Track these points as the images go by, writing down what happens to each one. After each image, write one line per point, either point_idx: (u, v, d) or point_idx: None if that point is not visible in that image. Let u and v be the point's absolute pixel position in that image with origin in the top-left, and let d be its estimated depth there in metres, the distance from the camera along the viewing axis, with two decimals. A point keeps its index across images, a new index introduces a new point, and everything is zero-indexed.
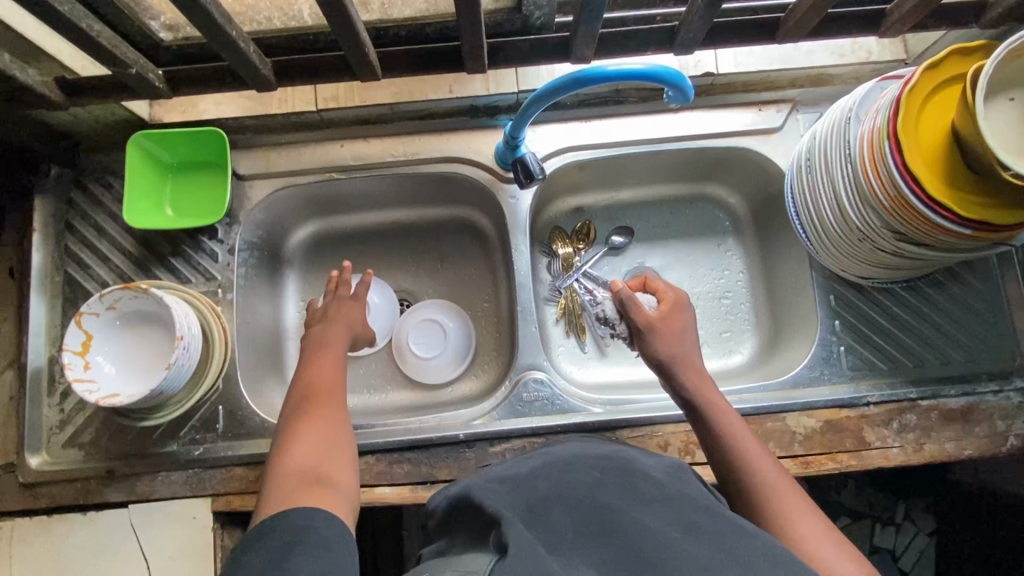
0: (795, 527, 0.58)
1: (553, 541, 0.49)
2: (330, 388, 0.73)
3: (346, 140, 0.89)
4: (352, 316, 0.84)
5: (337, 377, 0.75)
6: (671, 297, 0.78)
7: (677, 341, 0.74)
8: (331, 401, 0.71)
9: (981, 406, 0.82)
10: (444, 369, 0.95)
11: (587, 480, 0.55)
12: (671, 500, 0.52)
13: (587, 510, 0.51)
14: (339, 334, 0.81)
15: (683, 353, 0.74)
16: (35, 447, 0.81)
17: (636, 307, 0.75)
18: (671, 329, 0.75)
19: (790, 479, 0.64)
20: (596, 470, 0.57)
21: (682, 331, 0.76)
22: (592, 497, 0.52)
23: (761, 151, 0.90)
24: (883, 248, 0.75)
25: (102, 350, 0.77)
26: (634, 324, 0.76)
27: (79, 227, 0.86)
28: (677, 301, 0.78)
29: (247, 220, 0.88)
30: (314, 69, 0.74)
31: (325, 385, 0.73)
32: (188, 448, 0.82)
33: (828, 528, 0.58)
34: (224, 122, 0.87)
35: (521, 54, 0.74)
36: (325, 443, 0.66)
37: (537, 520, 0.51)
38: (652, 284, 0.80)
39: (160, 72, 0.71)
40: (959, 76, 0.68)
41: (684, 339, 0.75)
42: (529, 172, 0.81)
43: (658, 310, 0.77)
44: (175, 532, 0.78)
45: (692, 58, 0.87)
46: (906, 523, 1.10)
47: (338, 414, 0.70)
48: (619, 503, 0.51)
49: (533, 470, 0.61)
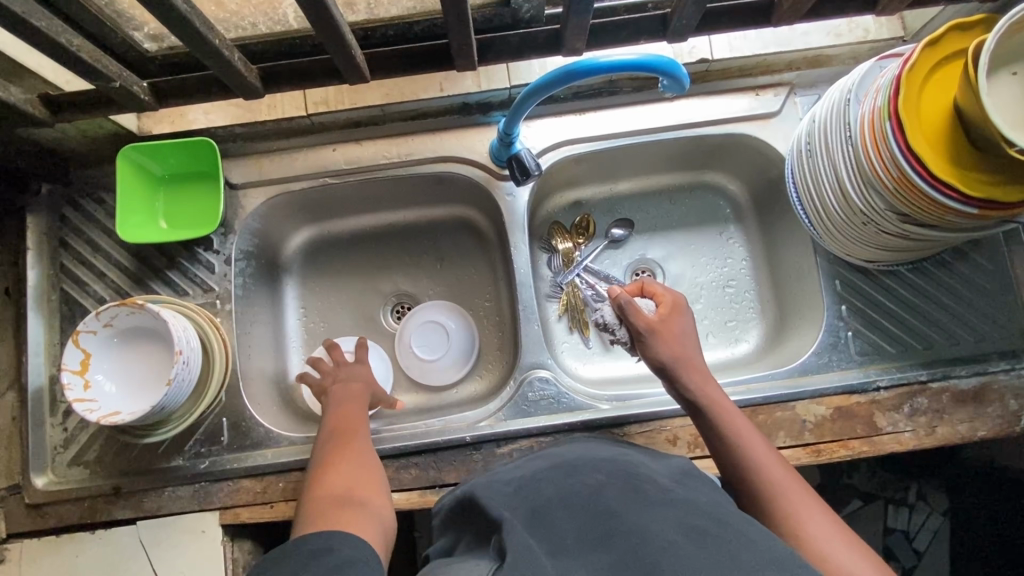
0: (810, 531, 0.57)
1: (556, 545, 0.49)
2: (355, 427, 0.74)
3: (339, 143, 0.88)
4: (367, 374, 0.85)
5: (362, 418, 0.76)
6: (672, 302, 0.76)
7: (679, 344, 0.73)
8: (355, 437, 0.72)
9: (993, 386, 0.81)
10: (449, 364, 0.94)
11: (590, 483, 0.55)
12: (675, 504, 0.51)
13: (592, 516, 0.51)
14: (361, 379, 0.83)
15: (681, 351, 0.72)
16: (41, 467, 0.81)
17: (636, 311, 0.73)
18: (672, 333, 0.73)
19: (794, 473, 0.63)
20: (599, 474, 0.57)
21: (683, 334, 0.74)
22: (596, 499, 0.52)
23: (761, 136, 0.88)
24: (888, 231, 0.74)
25: (102, 369, 0.76)
26: (635, 329, 0.73)
27: (73, 244, 0.85)
28: (677, 305, 0.76)
29: (243, 229, 0.87)
30: (302, 74, 0.72)
31: (350, 424, 0.74)
32: (194, 462, 0.81)
33: (838, 525, 0.58)
34: (214, 131, 0.86)
35: (512, 49, 0.73)
36: (357, 472, 0.66)
37: (540, 526, 0.51)
38: (650, 288, 0.77)
39: (145, 84, 0.70)
40: (960, 52, 0.66)
41: (685, 341, 0.73)
42: (525, 169, 0.80)
43: (657, 313, 0.74)
44: (185, 547, 0.78)
45: (686, 45, 0.85)
46: (919, 503, 1.09)
47: (368, 448, 0.70)
48: (624, 509, 0.51)
49: (535, 475, 0.60)
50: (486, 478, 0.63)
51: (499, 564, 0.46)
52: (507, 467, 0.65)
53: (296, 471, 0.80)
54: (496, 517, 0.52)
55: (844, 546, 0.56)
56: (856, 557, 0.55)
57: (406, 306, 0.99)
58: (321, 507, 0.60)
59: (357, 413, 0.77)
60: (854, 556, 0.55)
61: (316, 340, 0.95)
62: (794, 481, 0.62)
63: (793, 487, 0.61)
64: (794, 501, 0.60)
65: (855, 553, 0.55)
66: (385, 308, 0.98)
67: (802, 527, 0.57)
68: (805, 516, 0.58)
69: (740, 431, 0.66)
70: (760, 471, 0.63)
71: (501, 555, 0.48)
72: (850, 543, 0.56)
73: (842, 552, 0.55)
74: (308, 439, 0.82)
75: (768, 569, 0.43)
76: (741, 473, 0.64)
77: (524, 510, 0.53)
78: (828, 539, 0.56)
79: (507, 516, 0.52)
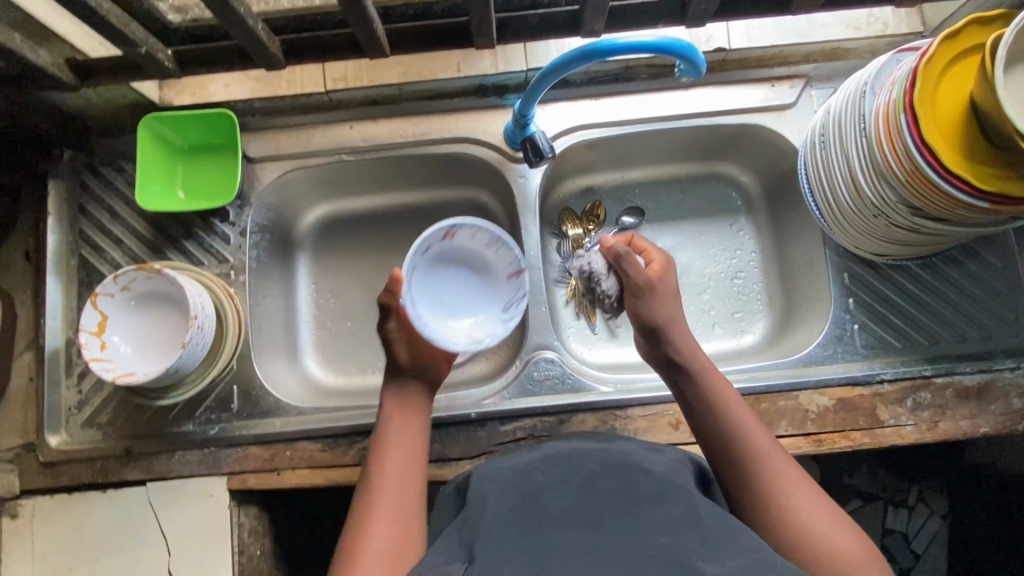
0: (794, 503, 0.58)
1: (543, 522, 0.50)
2: (404, 464, 0.66)
3: (355, 121, 0.89)
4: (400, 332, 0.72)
5: (416, 418, 0.70)
6: (663, 260, 0.74)
7: (670, 309, 0.71)
8: (405, 452, 0.66)
9: (997, 384, 0.81)
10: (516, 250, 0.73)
11: (584, 471, 0.57)
12: (663, 497, 0.52)
13: (582, 502, 0.52)
14: (416, 390, 0.71)
15: (674, 316, 0.71)
16: (55, 427, 0.83)
17: (633, 264, 0.72)
18: (665, 288, 0.72)
19: (781, 446, 0.63)
20: (594, 462, 0.58)
21: (676, 293, 0.73)
22: (587, 489, 0.54)
23: (775, 127, 0.89)
24: (898, 224, 0.74)
25: (118, 331, 0.78)
26: (633, 282, 0.72)
27: (92, 210, 0.87)
28: (668, 265, 0.74)
29: (258, 203, 0.88)
30: (324, 48, 0.73)
31: (404, 424, 0.69)
32: (204, 427, 0.83)
33: (824, 499, 0.58)
34: (234, 104, 0.87)
35: (531, 29, 0.73)
36: (400, 537, 0.59)
37: (531, 508, 0.52)
38: (638, 242, 0.78)
39: (169, 52, 0.71)
40: (977, 46, 0.66)
41: (676, 307, 0.72)
42: (540, 152, 0.81)
43: (651, 270, 0.73)
44: (193, 509, 0.80)
45: (705, 33, 0.85)
46: (919, 506, 1.08)
47: (410, 464, 0.66)
48: (614, 503, 0.52)
49: (532, 460, 0.61)
50: (483, 469, 0.63)
51: (472, 561, 0.48)
52: (508, 455, 0.66)
53: (305, 440, 0.82)
54: (484, 508, 0.54)
55: (832, 522, 0.56)
56: (840, 530, 0.56)
57: None
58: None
59: (412, 440, 0.68)
60: (841, 535, 0.56)
61: (326, 316, 0.96)
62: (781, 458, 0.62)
63: (782, 465, 0.61)
64: (782, 478, 0.60)
65: (842, 527, 0.56)
66: None
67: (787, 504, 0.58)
68: (790, 491, 0.59)
69: (728, 406, 0.66)
70: (747, 448, 0.62)
71: (492, 540, 0.49)
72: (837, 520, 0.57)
73: (828, 527, 0.56)
74: (317, 409, 0.84)
75: (745, 568, 0.45)
76: (726, 449, 0.63)
77: (518, 493, 0.55)
78: (816, 515, 0.57)
79: (498, 503, 0.54)
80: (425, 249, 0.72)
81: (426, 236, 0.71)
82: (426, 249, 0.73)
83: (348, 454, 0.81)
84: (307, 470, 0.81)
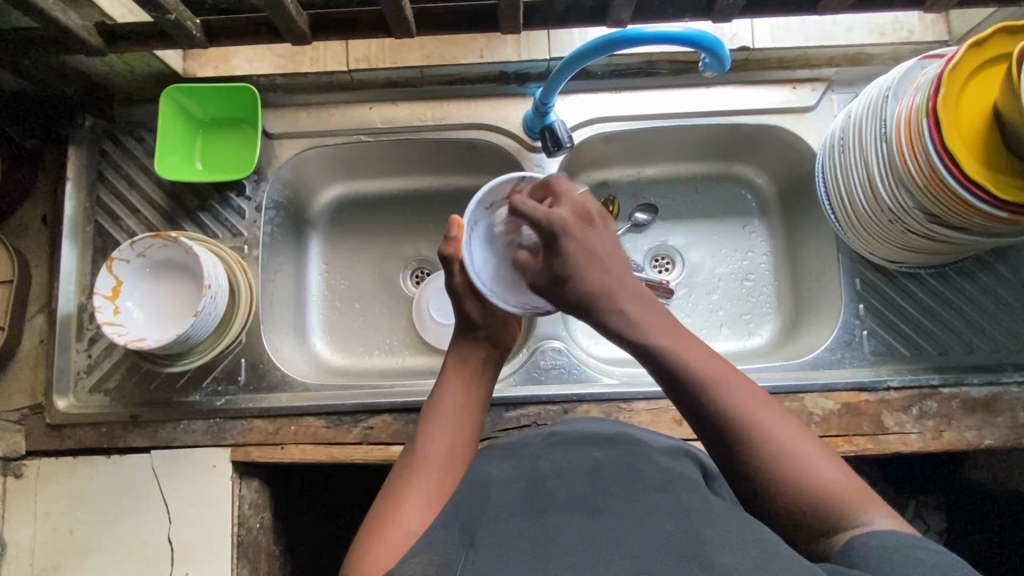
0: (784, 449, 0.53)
1: (547, 508, 0.50)
2: (456, 434, 0.64)
3: (376, 103, 0.90)
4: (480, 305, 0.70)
5: (467, 402, 0.67)
6: (588, 206, 0.62)
7: (601, 267, 0.59)
8: (450, 431, 0.64)
9: (1003, 397, 0.81)
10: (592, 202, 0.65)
11: (590, 460, 0.57)
12: (670, 486, 0.53)
13: (588, 490, 0.52)
14: (479, 356, 0.70)
15: (603, 282, 0.59)
16: (63, 390, 0.84)
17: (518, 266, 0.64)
18: (581, 245, 0.59)
19: (746, 382, 0.57)
20: (599, 451, 0.59)
21: (593, 252, 0.59)
22: (594, 477, 0.54)
23: (794, 130, 0.89)
24: (914, 230, 0.74)
25: (132, 296, 0.79)
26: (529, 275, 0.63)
27: (110, 178, 0.88)
28: (587, 212, 0.61)
29: (275, 178, 0.89)
30: (350, 25, 0.74)
31: (453, 402, 0.66)
32: (210, 398, 0.83)
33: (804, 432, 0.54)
34: (257, 79, 0.88)
35: (557, 16, 0.74)
36: (434, 505, 0.57)
37: (536, 497, 0.52)
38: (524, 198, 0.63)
39: (198, 21, 0.72)
40: (1004, 56, 0.66)
41: (603, 260, 0.60)
42: (558, 140, 0.82)
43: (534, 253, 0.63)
44: (194, 480, 0.80)
45: (730, 31, 0.86)
46: (915, 522, 1.06)
47: (452, 445, 0.63)
48: (620, 490, 0.52)
49: (539, 450, 0.61)
50: (487, 459, 0.63)
51: (474, 545, 0.47)
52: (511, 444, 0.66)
53: (309, 416, 0.82)
54: (491, 499, 0.54)
55: (826, 464, 0.52)
56: (825, 463, 0.52)
57: (424, 272, 0.99)
58: (379, 541, 0.53)
59: (465, 409, 0.66)
60: (830, 466, 0.52)
61: (335, 296, 0.96)
62: (764, 404, 0.55)
63: (762, 409, 0.54)
64: (767, 426, 0.53)
65: (826, 460, 0.53)
66: (405, 271, 0.98)
67: (778, 454, 0.52)
68: (777, 439, 0.53)
69: (687, 355, 0.56)
70: (727, 410, 0.54)
71: (492, 531, 0.49)
72: (830, 461, 0.53)
73: (821, 472, 0.52)
74: (323, 386, 0.84)
75: (753, 550, 0.44)
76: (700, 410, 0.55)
77: (523, 484, 0.55)
78: (806, 457, 0.52)
79: (505, 493, 0.54)
80: (488, 206, 0.66)
81: (491, 188, 0.64)
82: (488, 204, 0.65)
83: (352, 433, 0.81)
84: (310, 446, 0.81)
